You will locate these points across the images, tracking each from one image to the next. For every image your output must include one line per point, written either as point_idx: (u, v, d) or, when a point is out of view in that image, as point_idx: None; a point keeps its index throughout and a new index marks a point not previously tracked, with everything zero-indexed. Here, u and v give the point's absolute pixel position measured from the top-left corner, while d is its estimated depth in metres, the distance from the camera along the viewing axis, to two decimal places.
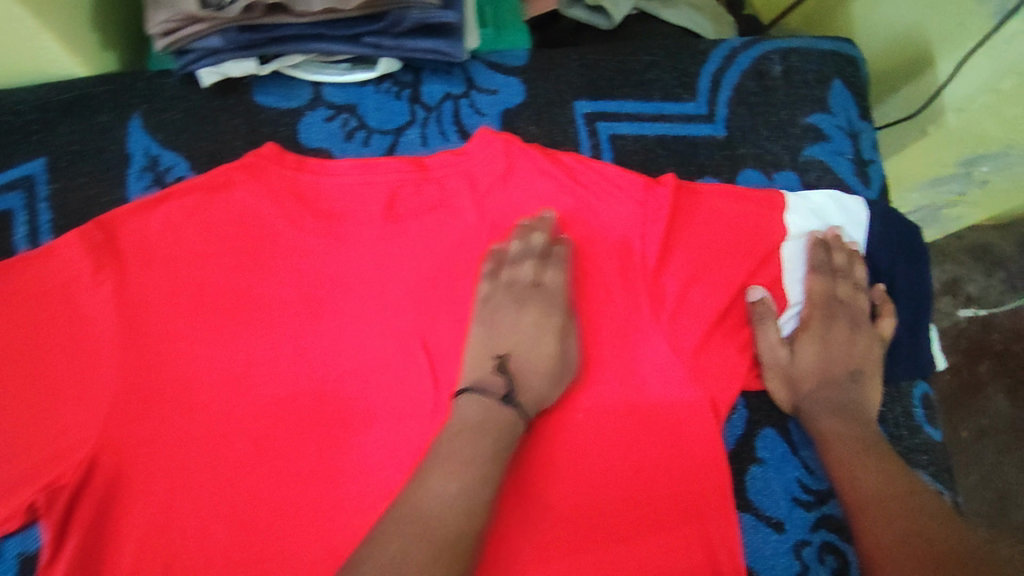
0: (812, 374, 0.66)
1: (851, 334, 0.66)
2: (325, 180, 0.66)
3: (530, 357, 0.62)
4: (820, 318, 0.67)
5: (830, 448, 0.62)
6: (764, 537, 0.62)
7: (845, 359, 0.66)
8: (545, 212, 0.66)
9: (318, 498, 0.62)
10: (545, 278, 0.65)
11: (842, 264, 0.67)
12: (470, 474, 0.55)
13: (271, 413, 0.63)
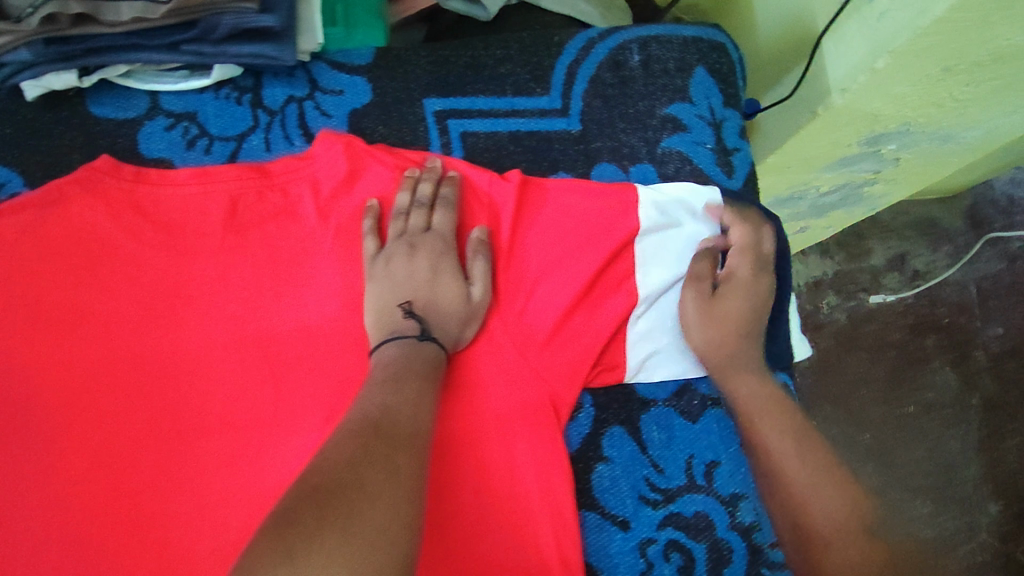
0: (724, 330, 0.66)
1: (723, 321, 0.66)
2: (164, 191, 0.65)
3: (435, 299, 0.63)
4: (736, 277, 0.67)
5: (749, 414, 0.65)
6: (609, 536, 0.64)
7: (728, 340, 0.66)
8: (428, 160, 0.67)
9: (159, 514, 0.60)
10: (432, 223, 0.64)
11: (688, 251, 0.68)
12: (410, 399, 0.57)
13: (104, 433, 0.61)
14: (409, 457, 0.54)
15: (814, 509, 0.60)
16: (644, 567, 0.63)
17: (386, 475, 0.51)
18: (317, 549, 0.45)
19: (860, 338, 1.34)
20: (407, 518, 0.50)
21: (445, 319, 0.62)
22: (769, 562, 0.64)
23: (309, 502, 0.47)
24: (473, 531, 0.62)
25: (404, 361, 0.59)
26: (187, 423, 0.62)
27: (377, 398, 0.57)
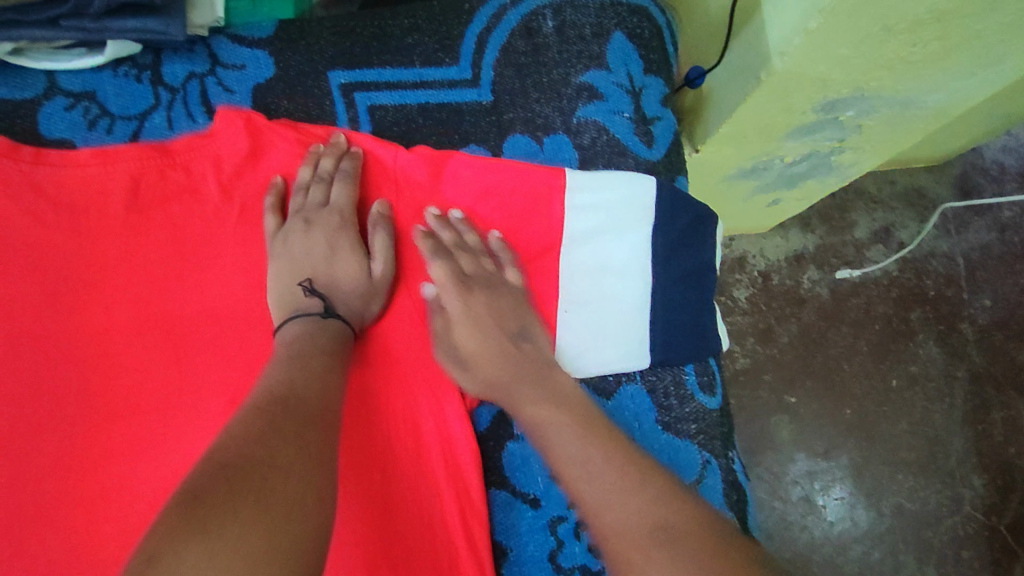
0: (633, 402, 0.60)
1: (506, 303, 0.63)
2: (65, 171, 0.64)
3: (334, 276, 0.61)
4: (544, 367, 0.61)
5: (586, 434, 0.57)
6: (519, 514, 0.62)
7: (505, 328, 0.62)
8: (332, 136, 0.65)
9: (66, 495, 0.61)
10: (330, 198, 0.63)
11: (469, 261, 0.63)
12: (318, 367, 0.55)
13: (13, 414, 0.62)
14: (318, 431, 0.51)
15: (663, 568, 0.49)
16: (555, 545, 0.61)
17: (296, 448, 0.48)
18: (233, 522, 0.41)
19: (841, 314, 1.30)
20: (319, 489, 0.47)
21: (348, 295, 0.61)
22: None
23: (219, 477, 0.44)
24: (368, 515, 0.60)
25: (307, 336, 0.57)
26: (93, 405, 0.62)
27: (281, 375, 0.54)
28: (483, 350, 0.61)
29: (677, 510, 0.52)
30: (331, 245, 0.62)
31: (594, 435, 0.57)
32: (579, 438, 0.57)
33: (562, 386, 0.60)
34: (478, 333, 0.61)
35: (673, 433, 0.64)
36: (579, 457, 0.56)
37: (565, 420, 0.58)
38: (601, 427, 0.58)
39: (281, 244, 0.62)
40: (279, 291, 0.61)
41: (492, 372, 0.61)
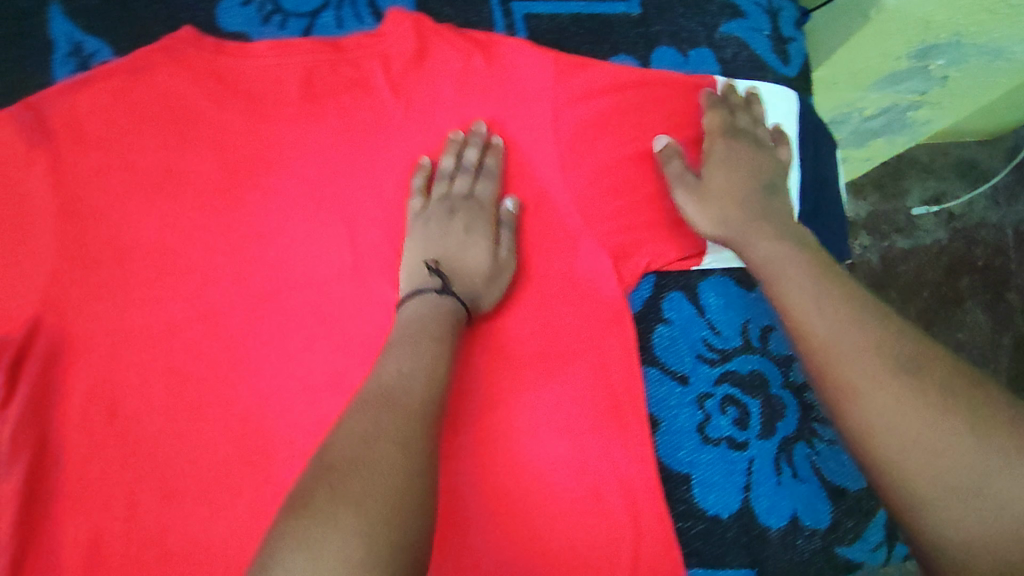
0: (743, 185, 0.65)
1: (756, 158, 0.67)
2: (243, 62, 0.68)
3: (462, 258, 0.64)
4: (712, 156, 0.67)
5: (772, 281, 0.59)
6: (669, 389, 0.66)
7: (754, 180, 0.66)
8: (474, 124, 0.69)
9: (247, 356, 0.66)
10: (474, 189, 0.68)
11: (747, 121, 0.69)
12: (426, 356, 0.56)
13: (198, 282, 0.66)
14: (426, 437, 0.50)
15: (880, 397, 0.50)
16: (702, 418, 0.65)
17: (402, 449, 0.48)
18: (335, 535, 0.42)
19: (893, 279, 1.31)
20: (423, 486, 0.47)
21: (471, 279, 0.64)
22: (819, 416, 0.66)
23: (324, 479, 0.46)
24: (532, 387, 0.64)
25: (427, 317, 0.59)
26: (272, 276, 0.67)
27: (396, 371, 0.54)
28: (732, 190, 0.65)
29: (959, 384, 0.50)
30: (461, 234, 0.66)
31: (839, 299, 0.56)
32: (825, 313, 0.55)
33: (762, 233, 0.62)
34: (732, 176, 0.65)
35: None
36: (834, 333, 0.54)
37: (797, 274, 0.58)
38: (803, 274, 0.58)
39: (423, 215, 0.67)
40: (411, 255, 0.65)
41: (731, 219, 0.64)
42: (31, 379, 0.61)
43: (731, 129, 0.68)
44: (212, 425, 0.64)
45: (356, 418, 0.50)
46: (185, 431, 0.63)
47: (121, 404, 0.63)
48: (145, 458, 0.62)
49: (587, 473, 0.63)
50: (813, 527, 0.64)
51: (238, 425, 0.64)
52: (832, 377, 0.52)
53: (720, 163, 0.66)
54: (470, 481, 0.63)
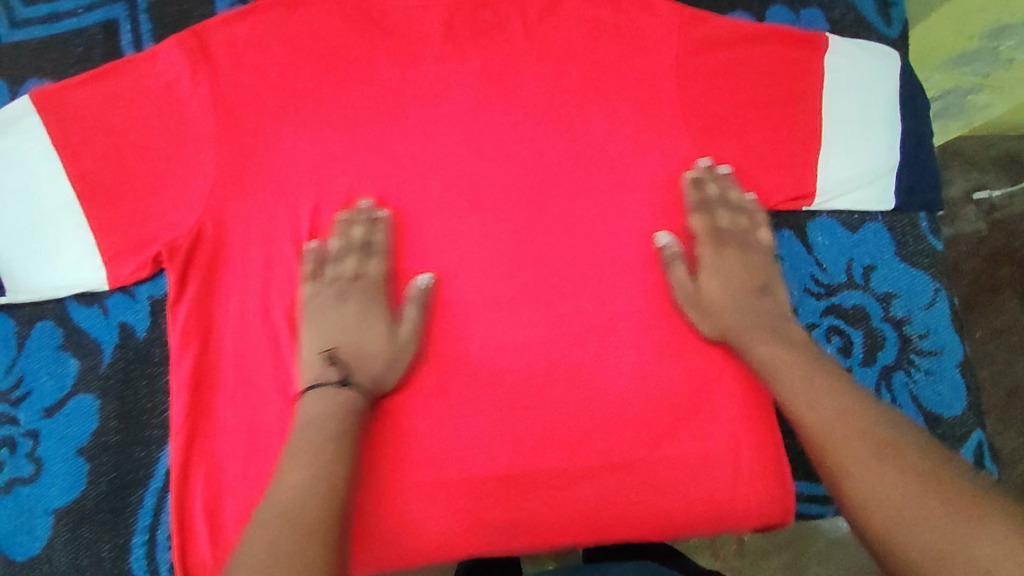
0: (736, 298, 0.70)
1: (745, 259, 0.72)
2: (391, 4, 0.74)
3: (362, 348, 0.67)
4: (705, 271, 0.71)
5: (767, 368, 0.65)
6: (778, 319, 0.71)
7: (747, 283, 0.71)
8: (360, 201, 0.71)
9: (387, 272, 0.71)
10: (365, 269, 0.70)
11: (727, 218, 0.72)
12: (327, 457, 0.59)
13: (345, 205, 0.71)
14: (323, 543, 0.53)
15: (875, 477, 0.53)
16: (809, 345, 0.70)
17: (302, 564, 0.51)
18: None
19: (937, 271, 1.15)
20: None
21: (376, 368, 0.66)
22: (918, 349, 0.71)
23: None
24: (652, 311, 0.70)
25: (325, 419, 0.61)
26: (410, 201, 0.72)
27: (298, 484, 0.57)
28: (728, 292, 0.70)
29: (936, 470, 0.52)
30: (371, 331, 0.68)
31: (839, 392, 0.60)
32: (838, 416, 0.58)
33: (760, 335, 0.67)
34: (726, 282, 0.70)
35: (908, 265, 0.73)
36: (802, 395, 0.61)
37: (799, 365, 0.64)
38: (820, 377, 0.61)
39: (314, 300, 0.68)
40: (312, 335, 0.67)
41: (730, 318, 0.68)
42: (197, 284, 0.67)
43: (716, 231, 0.72)
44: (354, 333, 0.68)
45: (263, 532, 0.54)
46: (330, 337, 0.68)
47: (274, 311, 0.68)
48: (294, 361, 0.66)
49: (695, 388, 0.69)
50: None
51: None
52: (831, 456, 0.57)
53: (715, 271, 0.71)
54: (594, 392, 0.69)
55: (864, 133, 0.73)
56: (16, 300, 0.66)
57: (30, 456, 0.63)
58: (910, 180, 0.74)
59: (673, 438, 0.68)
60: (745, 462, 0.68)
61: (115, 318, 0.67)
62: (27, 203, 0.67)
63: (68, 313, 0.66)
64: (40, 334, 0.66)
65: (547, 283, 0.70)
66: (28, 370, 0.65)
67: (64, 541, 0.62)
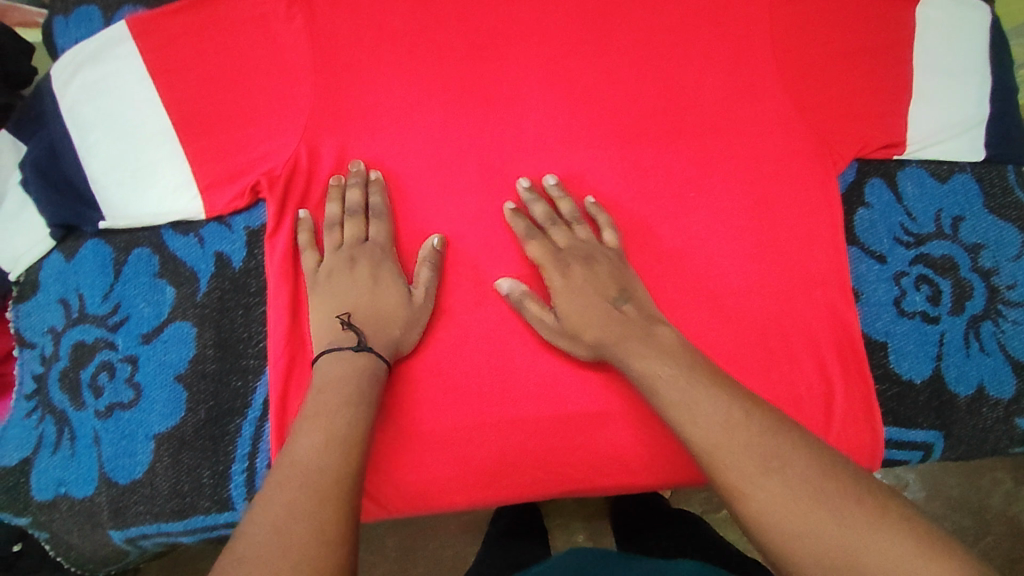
0: (587, 304, 0.63)
1: (594, 269, 0.65)
2: None
3: (375, 308, 0.62)
4: (557, 292, 0.64)
5: (642, 378, 0.59)
6: (868, 266, 0.71)
7: (603, 293, 0.63)
8: (350, 166, 0.67)
9: (479, 214, 0.69)
10: (368, 233, 0.65)
11: (580, 232, 0.67)
12: (344, 419, 0.53)
13: (437, 144, 0.69)
14: (336, 515, 0.47)
15: (761, 493, 0.49)
16: (898, 293, 0.71)
17: (311, 511, 0.46)
18: None
19: None
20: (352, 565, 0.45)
21: (391, 325, 0.61)
22: (1005, 299, 0.71)
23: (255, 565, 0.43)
24: (746, 258, 0.70)
25: (339, 381, 0.56)
26: (506, 141, 0.70)
27: (311, 449, 0.51)
28: (586, 307, 0.63)
29: (830, 484, 0.48)
30: (390, 291, 0.63)
31: (727, 401, 0.54)
32: (719, 427, 0.53)
33: (631, 333, 0.60)
34: (585, 295, 0.64)
35: (996, 217, 0.73)
36: (687, 403, 0.55)
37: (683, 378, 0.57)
38: (678, 386, 0.56)
39: (323, 266, 0.64)
40: (321, 299, 0.62)
41: (599, 331, 0.62)
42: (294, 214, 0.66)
43: (562, 252, 0.66)
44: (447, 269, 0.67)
45: (272, 498, 0.47)
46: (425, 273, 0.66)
47: None
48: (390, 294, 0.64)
49: (793, 335, 0.68)
50: (997, 397, 0.69)
51: (478, 275, 0.67)
52: (714, 469, 0.51)
53: (570, 291, 0.64)
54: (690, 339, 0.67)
55: (957, 84, 0.73)
56: (113, 227, 0.65)
57: (129, 381, 0.62)
58: (999, 134, 0.74)
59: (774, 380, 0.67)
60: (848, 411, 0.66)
61: (211, 247, 0.66)
62: (121, 129, 0.65)
63: (165, 241, 0.66)
64: (136, 262, 0.65)
65: (639, 227, 0.70)
66: (126, 296, 0.64)
67: (165, 466, 0.60)
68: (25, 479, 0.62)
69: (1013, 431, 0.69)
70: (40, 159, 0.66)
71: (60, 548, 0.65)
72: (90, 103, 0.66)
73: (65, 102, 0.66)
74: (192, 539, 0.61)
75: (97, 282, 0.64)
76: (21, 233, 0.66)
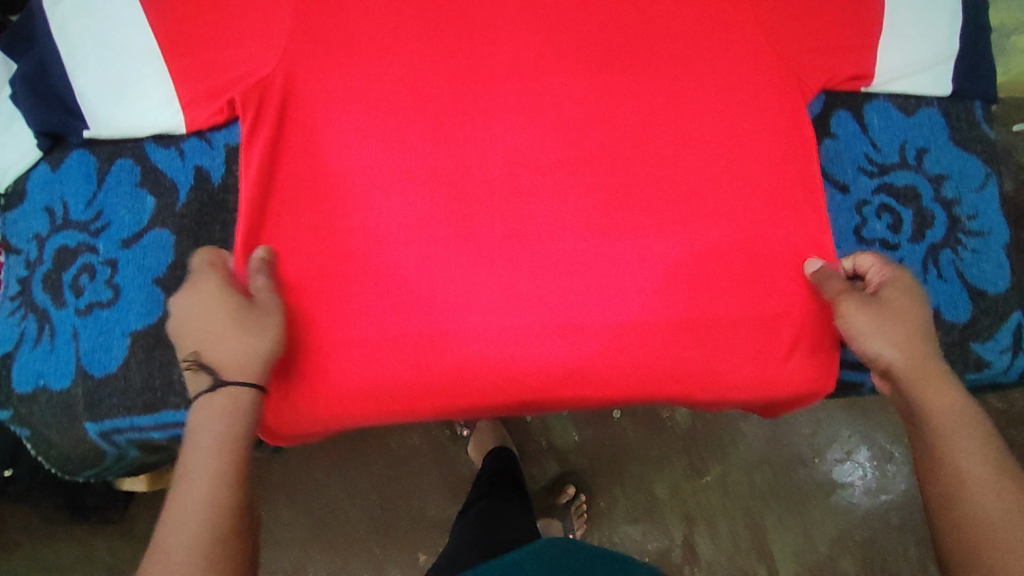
0: (907, 327, 0.65)
1: (920, 308, 0.67)
2: None
3: (215, 336, 0.60)
4: (887, 289, 0.66)
5: (931, 418, 0.62)
6: (831, 196, 0.73)
7: (920, 331, 0.66)
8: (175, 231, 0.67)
9: (453, 132, 0.70)
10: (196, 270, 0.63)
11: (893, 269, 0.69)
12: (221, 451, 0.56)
13: (410, 64, 0.69)
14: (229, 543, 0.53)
15: (1012, 539, 0.54)
16: (858, 222, 0.73)
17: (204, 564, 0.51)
18: None
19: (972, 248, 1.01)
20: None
21: (237, 351, 0.59)
22: (965, 230, 0.73)
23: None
24: (711, 184, 0.71)
25: (210, 418, 0.57)
26: (479, 62, 0.70)
27: (201, 480, 0.54)
28: (900, 329, 0.65)
29: None
30: (224, 324, 0.60)
31: (980, 432, 0.60)
32: (984, 470, 0.58)
33: (939, 379, 0.64)
34: (900, 316, 0.65)
35: (962, 149, 0.74)
36: (950, 437, 0.60)
37: (968, 424, 0.60)
38: (975, 425, 0.61)
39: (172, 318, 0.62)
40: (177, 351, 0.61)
41: (902, 351, 0.64)
42: (269, 131, 0.67)
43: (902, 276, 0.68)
44: (417, 185, 0.69)
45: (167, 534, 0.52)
46: (393, 189, 0.69)
47: (340, 163, 0.68)
48: (360, 210, 0.68)
49: (745, 262, 0.70)
50: (952, 321, 0.71)
51: (446, 193, 0.69)
52: (970, 520, 0.56)
53: (893, 301, 0.66)
54: (651, 259, 0.69)
55: (930, 17, 0.73)
56: (98, 137, 0.68)
57: (109, 283, 0.65)
58: (966, 66, 0.75)
59: (727, 299, 0.70)
60: (785, 329, 0.70)
61: (191, 161, 0.68)
62: (105, 45, 0.66)
63: (146, 153, 0.68)
64: (118, 171, 0.68)
65: (609, 150, 0.71)
66: (108, 204, 0.67)
67: (139, 363, 0.64)
68: (8, 372, 0.65)
69: (966, 355, 0.72)
70: (29, 74, 0.67)
71: (43, 445, 0.70)
72: (76, 19, 0.67)
73: (54, 17, 0.67)
74: (163, 435, 0.65)
75: (81, 190, 0.67)
76: (9, 144, 0.68)
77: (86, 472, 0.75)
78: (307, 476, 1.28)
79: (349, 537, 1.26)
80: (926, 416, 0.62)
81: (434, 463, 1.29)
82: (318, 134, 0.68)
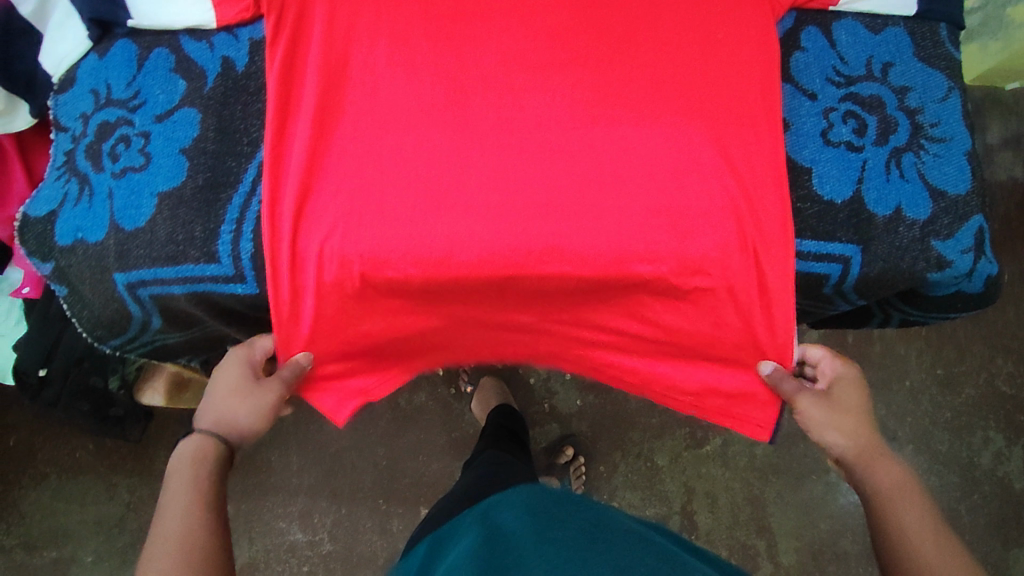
0: (851, 421, 0.81)
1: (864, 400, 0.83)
2: None
3: (223, 411, 0.80)
4: (833, 390, 0.82)
5: (877, 489, 0.77)
6: (800, 102, 0.79)
7: (865, 420, 0.81)
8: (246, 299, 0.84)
9: (452, 33, 0.77)
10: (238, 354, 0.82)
11: (838, 370, 0.84)
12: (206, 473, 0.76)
13: None
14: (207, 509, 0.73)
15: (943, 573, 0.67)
16: (826, 126, 0.78)
17: (190, 518, 0.72)
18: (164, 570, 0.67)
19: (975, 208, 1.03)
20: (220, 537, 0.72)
21: (228, 424, 0.80)
22: (928, 136, 0.78)
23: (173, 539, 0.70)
24: (686, 86, 0.77)
25: (200, 458, 0.77)
26: None
27: (189, 476, 0.76)
28: (846, 422, 0.81)
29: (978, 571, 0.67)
30: (231, 401, 0.80)
31: (922, 499, 0.75)
32: (922, 529, 0.71)
33: (883, 458, 0.79)
34: (845, 410, 0.81)
35: (925, 64, 0.80)
36: (893, 503, 0.75)
37: (907, 485, 0.76)
38: (914, 489, 0.76)
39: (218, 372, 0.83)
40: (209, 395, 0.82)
41: (851, 439, 0.80)
42: (289, 30, 0.75)
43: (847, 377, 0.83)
44: (418, 75, 0.76)
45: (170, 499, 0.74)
46: (396, 81, 0.75)
47: (350, 58, 0.76)
48: (366, 97, 0.75)
49: (717, 159, 0.75)
50: (913, 218, 0.76)
51: (443, 85, 0.76)
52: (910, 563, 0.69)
53: (840, 399, 0.82)
54: (629, 150, 0.75)
55: None
56: (140, 27, 0.76)
57: (142, 150, 0.74)
58: None
59: (698, 187, 0.74)
60: (755, 219, 0.75)
61: (219, 51, 0.77)
62: None
63: (180, 45, 0.77)
64: (155, 58, 0.77)
65: (594, 52, 0.77)
66: (145, 85, 0.76)
67: (164, 218, 0.72)
68: (52, 226, 0.75)
69: (927, 252, 0.75)
70: None
71: (77, 307, 0.79)
72: None
73: None
74: (181, 288, 0.74)
75: (122, 73, 0.76)
76: (65, 38, 0.78)
77: (112, 341, 0.83)
78: (316, 425, 1.32)
79: (349, 477, 1.31)
80: (874, 490, 0.77)
81: (435, 407, 1.34)
82: (332, 27, 0.76)
